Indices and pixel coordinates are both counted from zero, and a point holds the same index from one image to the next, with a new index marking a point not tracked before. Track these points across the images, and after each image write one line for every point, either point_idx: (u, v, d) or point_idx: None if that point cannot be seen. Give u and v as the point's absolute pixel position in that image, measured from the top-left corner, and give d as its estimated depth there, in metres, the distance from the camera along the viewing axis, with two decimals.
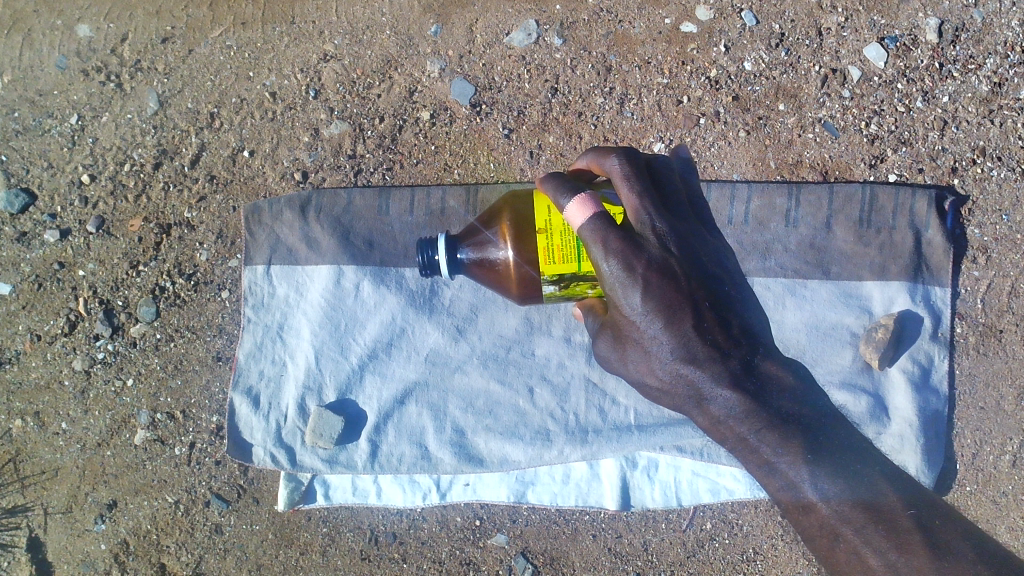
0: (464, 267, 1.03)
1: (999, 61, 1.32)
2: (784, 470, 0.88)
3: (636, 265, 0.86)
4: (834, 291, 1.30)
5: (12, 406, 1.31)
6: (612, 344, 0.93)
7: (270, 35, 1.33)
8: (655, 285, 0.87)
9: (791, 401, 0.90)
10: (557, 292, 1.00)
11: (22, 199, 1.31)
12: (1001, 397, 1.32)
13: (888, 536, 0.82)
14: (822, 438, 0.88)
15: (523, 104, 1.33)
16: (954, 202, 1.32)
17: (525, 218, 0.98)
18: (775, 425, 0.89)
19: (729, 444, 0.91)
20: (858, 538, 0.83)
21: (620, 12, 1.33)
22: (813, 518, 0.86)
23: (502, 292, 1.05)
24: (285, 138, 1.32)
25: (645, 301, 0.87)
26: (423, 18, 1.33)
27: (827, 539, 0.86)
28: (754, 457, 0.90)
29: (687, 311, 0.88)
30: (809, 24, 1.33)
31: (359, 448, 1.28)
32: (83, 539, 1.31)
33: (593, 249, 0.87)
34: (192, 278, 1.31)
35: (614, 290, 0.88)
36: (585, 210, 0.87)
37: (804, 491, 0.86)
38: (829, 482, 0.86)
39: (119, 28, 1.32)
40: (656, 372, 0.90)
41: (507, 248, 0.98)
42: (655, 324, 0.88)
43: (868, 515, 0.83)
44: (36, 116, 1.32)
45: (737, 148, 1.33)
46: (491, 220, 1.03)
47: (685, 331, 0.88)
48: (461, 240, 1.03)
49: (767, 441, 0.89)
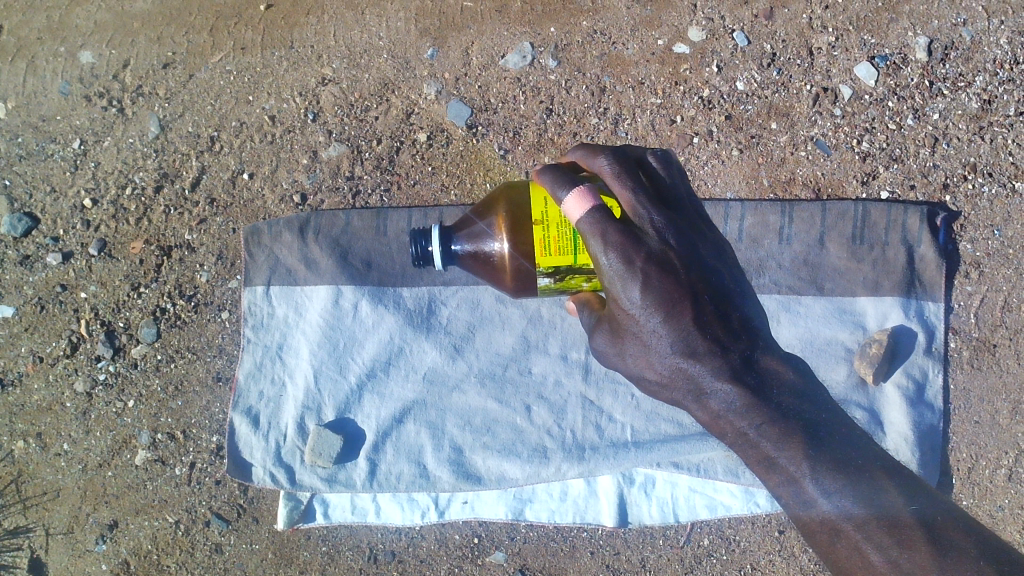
0: (458, 258, 1.04)
1: (988, 79, 1.34)
2: (784, 465, 0.89)
3: (634, 258, 0.88)
4: (828, 307, 1.32)
5: (14, 428, 1.32)
6: (609, 339, 0.94)
7: (270, 60, 1.35)
8: (654, 279, 0.88)
9: (791, 397, 0.91)
10: (553, 285, 1.01)
11: (25, 223, 1.32)
12: (996, 411, 1.33)
13: (890, 532, 0.83)
14: (820, 435, 0.89)
15: (518, 125, 1.35)
16: (945, 217, 1.33)
17: (521, 209, 0.99)
18: (776, 419, 0.90)
19: (728, 439, 0.93)
20: (859, 534, 0.85)
21: (613, 33, 1.35)
22: (813, 513, 0.87)
23: (496, 284, 1.06)
24: (284, 161, 1.34)
25: (644, 295, 0.88)
26: (420, 41, 1.35)
27: (827, 535, 0.86)
28: (753, 453, 0.91)
29: (686, 305, 0.89)
30: (800, 44, 1.35)
31: (358, 467, 1.29)
32: (85, 559, 1.32)
33: (592, 242, 0.88)
34: (192, 299, 1.33)
35: (613, 284, 0.89)
36: (582, 204, 0.88)
37: (804, 487, 0.87)
38: (829, 478, 0.86)
39: (121, 54, 1.35)
40: (655, 366, 0.92)
41: (502, 239, 1.00)
42: (654, 318, 0.89)
43: (869, 511, 0.85)
44: (39, 141, 1.34)
45: (731, 167, 1.34)
46: (486, 211, 1.04)
47: (684, 326, 0.89)
48: (454, 231, 1.04)
49: (768, 436, 0.90)
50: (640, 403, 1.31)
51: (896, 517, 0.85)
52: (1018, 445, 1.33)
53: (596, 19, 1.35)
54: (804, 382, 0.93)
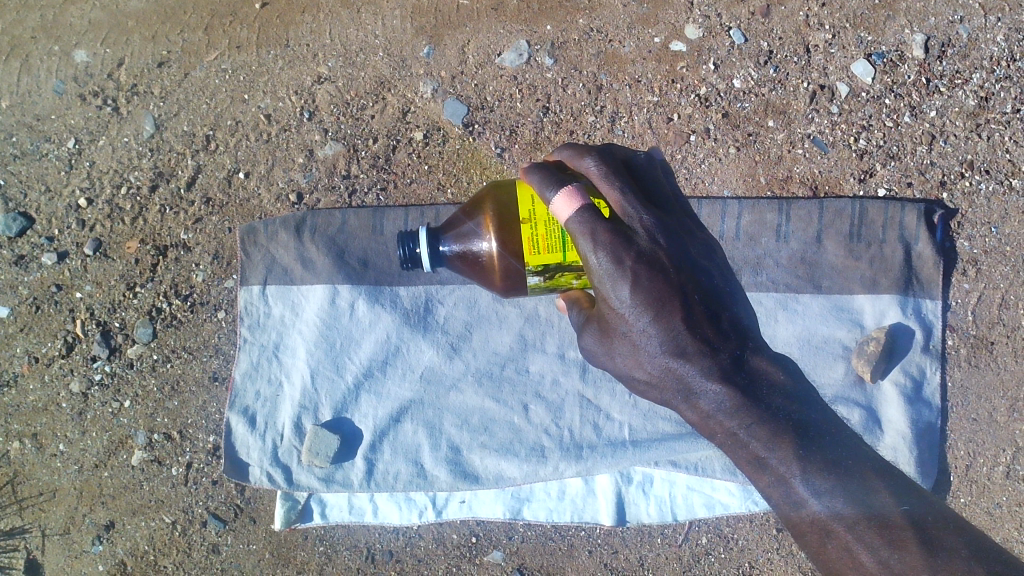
0: (447, 259, 1.04)
1: (985, 76, 1.34)
2: (775, 465, 0.88)
3: (624, 258, 0.87)
4: (825, 304, 1.31)
5: (9, 429, 1.31)
6: (598, 338, 0.94)
7: (265, 58, 1.34)
8: (643, 279, 0.88)
9: (783, 397, 0.91)
10: (542, 284, 1.00)
11: (20, 222, 1.32)
12: (993, 409, 1.33)
13: (881, 532, 0.83)
14: (812, 435, 0.89)
15: (515, 123, 1.34)
16: (942, 215, 1.33)
17: (508, 209, 0.98)
18: (767, 420, 0.89)
19: (717, 439, 0.92)
20: (850, 534, 0.84)
21: (610, 31, 1.34)
22: (803, 513, 0.87)
23: (485, 284, 1.05)
24: (280, 160, 1.34)
25: (634, 294, 0.88)
26: (416, 39, 1.35)
27: (818, 535, 0.86)
28: (744, 453, 0.90)
29: (676, 304, 0.89)
30: (797, 41, 1.35)
31: (355, 467, 1.29)
32: (82, 560, 1.32)
33: (580, 241, 0.88)
34: (188, 298, 1.33)
35: (602, 283, 0.89)
36: (571, 204, 0.88)
37: (795, 487, 0.87)
38: (820, 478, 0.86)
39: (115, 53, 1.34)
40: (645, 365, 0.91)
41: (490, 239, 0.99)
42: (643, 318, 0.89)
43: (861, 512, 0.84)
44: (34, 140, 1.33)
45: (728, 164, 1.34)
46: (473, 210, 1.04)
47: (674, 325, 0.89)
48: (443, 232, 1.04)
49: (758, 436, 0.89)
50: (637, 402, 1.30)
51: (887, 518, 0.84)
52: (1015, 443, 1.33)
53: (592, 17, 1.34)
54: (794, 382, 0.93)
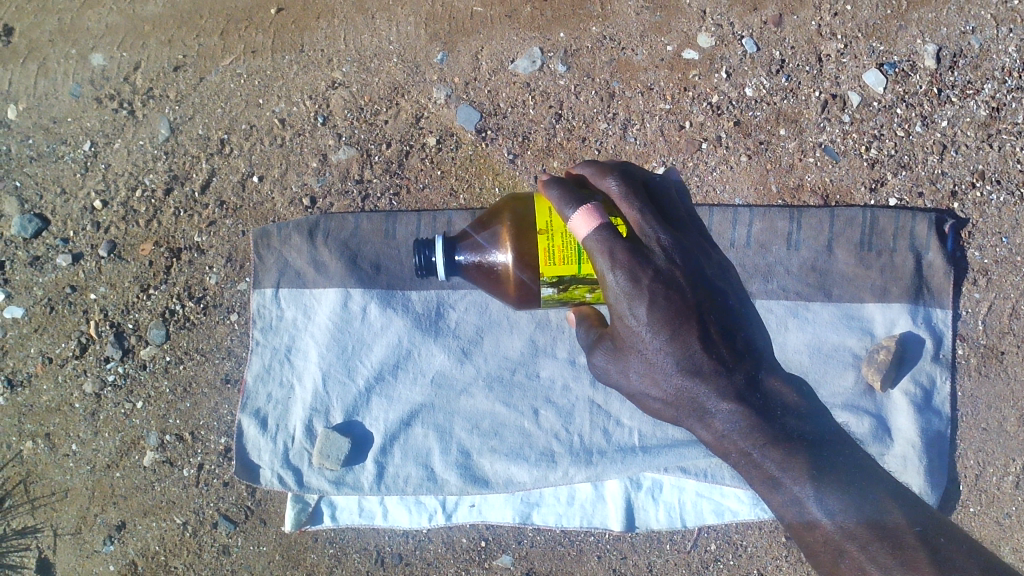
0: (461, 269, 1.04)
1: (997, 86, 1.34)
2: (788, 484, 0.89)
3: (641, 277, 0.89)
4: (835, 313, 1.32)
5: (23, 428, 1.32)
6: (610, 355, 0.94)
7: (280, 63, 1.35)
8: (660, 297, 0.89)
9: (794, 420, 0.93)
10: (556, 295, 1.01)
11: (35, 224, 1.33)
12: (1003, 419, 1.33)
13: (893, 553, 0.83)
14: (824, 451, 0.90)
15: (527, 129, 1.35)
16: (953, 224, 1.33)
17: (526, 221, 0.99)
18: (778, 442, 0.91)
19: (731, 459, 0.93)
20: (863, 554, 0.85)
21: (622, 39, 1.35)
22: (816, 532, 0.87)
23: (498, 294, 1.05)
24: (294, 164, 1.35)
25: (650, 313, 0.89)
26: (430, 45, 1.36)
27: (831, 555, 0.87)
28: (758, 472, 0.91)
29: (692, 324, 0.90)
30: (809, 50, 1.35)
31: (366, 470, 1.29)
32: (93, 560, 1.32)
33: (599, 259, 0.89)
34: (201, 301, 1.33)
35: (620, 301, 0.89)
36: (590, 222, 0.90)
37: (808, 506, 0.88)
38: (833, 497, 0.87)
39: (132, 56, 1.35)
40: (660, 383, 0.92)
41: (506, 250, 0.99)
42: (659, 336, 0.90)
43: (873, 531, 0.85)
44: (50, 142, 1.34)
45: (739, 173, 1.34)
46: (490, 220, 1.04)
47: (689, 344, 0.90)
48: (458, 242, 1.04)
49: (770, 457, 0.90)
50: None
51: (899, 536, 0.85)
52: None
53: (605, 25, 1.35)
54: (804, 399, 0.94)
